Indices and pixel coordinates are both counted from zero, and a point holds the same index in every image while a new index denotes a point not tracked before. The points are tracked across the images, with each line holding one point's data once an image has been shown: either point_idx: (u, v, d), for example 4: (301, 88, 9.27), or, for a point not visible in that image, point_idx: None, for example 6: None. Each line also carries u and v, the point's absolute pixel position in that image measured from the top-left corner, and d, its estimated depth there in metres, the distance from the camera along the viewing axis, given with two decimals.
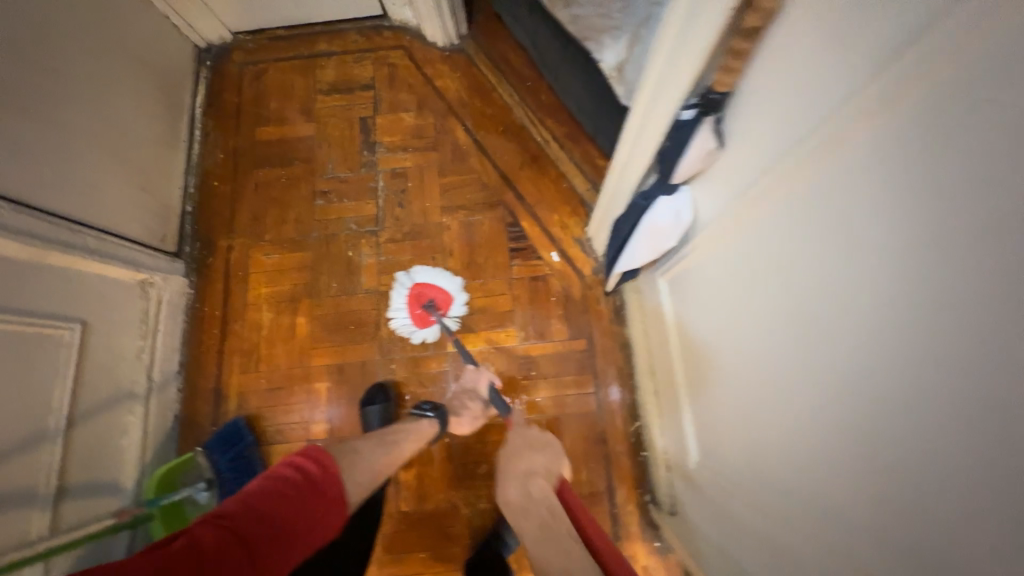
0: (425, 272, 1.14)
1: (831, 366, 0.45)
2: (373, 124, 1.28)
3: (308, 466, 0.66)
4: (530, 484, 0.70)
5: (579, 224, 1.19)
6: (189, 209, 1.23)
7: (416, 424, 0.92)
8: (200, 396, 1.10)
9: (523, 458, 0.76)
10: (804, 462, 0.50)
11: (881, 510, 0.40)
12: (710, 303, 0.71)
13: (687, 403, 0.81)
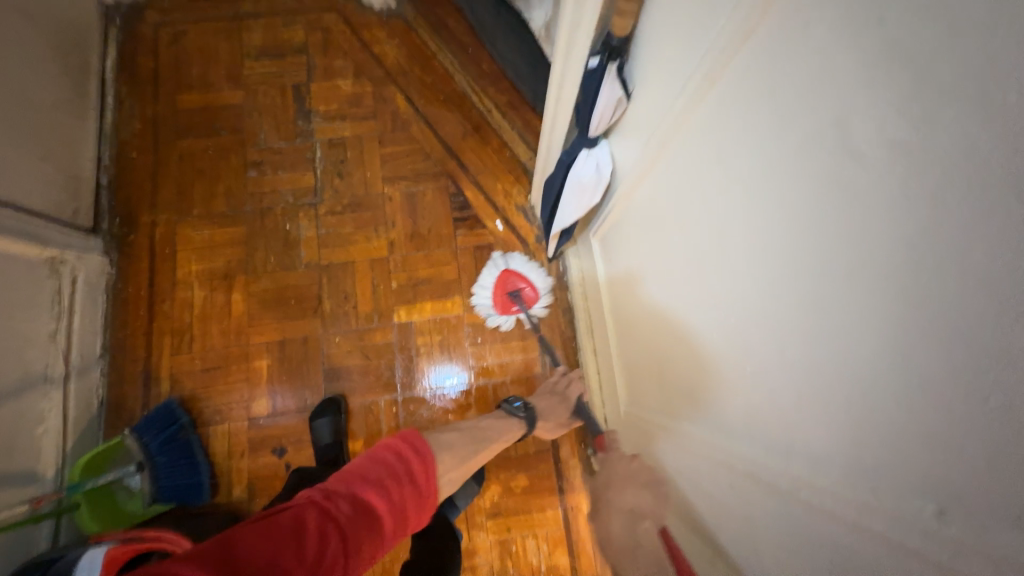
0: (524, 261, 1.12)
1: (716, 299, 0.50)
2: (308, 92, 1.23)
3: (405, 457, 0.62)
4: (640, 524, 0.61)
5: (523, 192, 1.20)
6: (104, 183, 1.14)
7: (506, 423, 0.89)
8: (127, 379, 1.04)
9: (629, 487, 0.65)
10: (703, 390, 0.56)
11: (755, 420, 0.45)
12: (631, 255, 0.75)
13: (619, 354, 0.86)
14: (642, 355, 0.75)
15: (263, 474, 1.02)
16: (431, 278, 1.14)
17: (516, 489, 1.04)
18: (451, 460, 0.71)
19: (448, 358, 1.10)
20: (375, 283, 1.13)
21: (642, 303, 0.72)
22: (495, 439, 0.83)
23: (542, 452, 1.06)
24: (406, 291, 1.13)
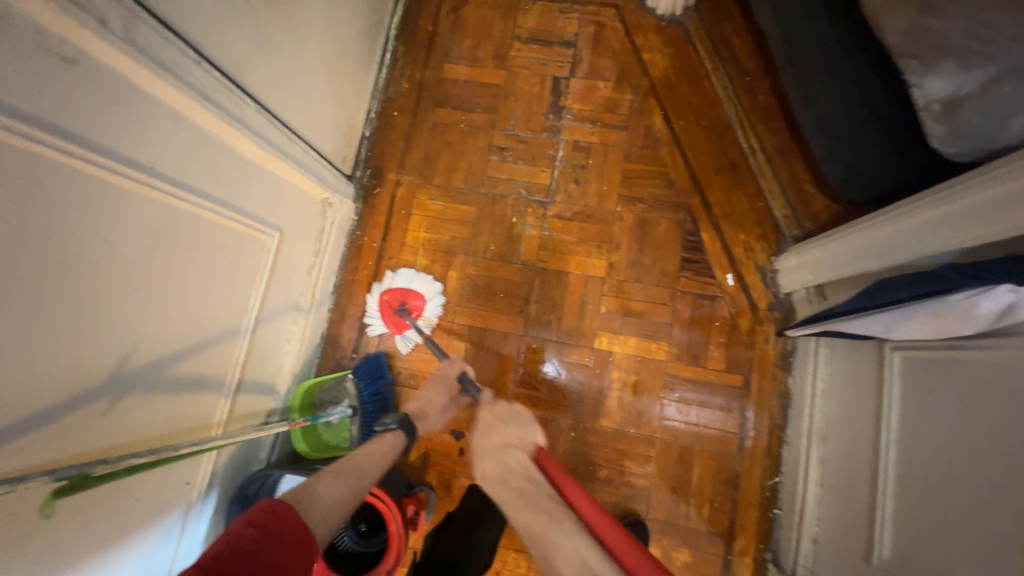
0: (398, 277, 1.12)
1: None
2: (566, 86, 1.19)
3: (263, 524, 0.52)
4: (508, 456, 0.68)
5: (766, 250, 1.07)
6: (366, 134, 1.21)
7: (376, 442, 0.76)
8: (347, 321, 1.13)
9: (495, 431, 0.73)
10: None
11: None
12: (970, 415, 0.61)
13: (879, 494, 0.74)
14: (922, 531, 0.65)
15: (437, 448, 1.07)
16: (642, 314, 1.08)
17: (675, 560, 0.98)
18: (321, 502, 0.61)
19: (637, 401, 1.04)
20: (585, 301, 1.09)
21: (960, 484, 0.60)
22: (372, 465, 0.71)
23: (715, 534, 0.98)
24: (613, 318, 1.08)
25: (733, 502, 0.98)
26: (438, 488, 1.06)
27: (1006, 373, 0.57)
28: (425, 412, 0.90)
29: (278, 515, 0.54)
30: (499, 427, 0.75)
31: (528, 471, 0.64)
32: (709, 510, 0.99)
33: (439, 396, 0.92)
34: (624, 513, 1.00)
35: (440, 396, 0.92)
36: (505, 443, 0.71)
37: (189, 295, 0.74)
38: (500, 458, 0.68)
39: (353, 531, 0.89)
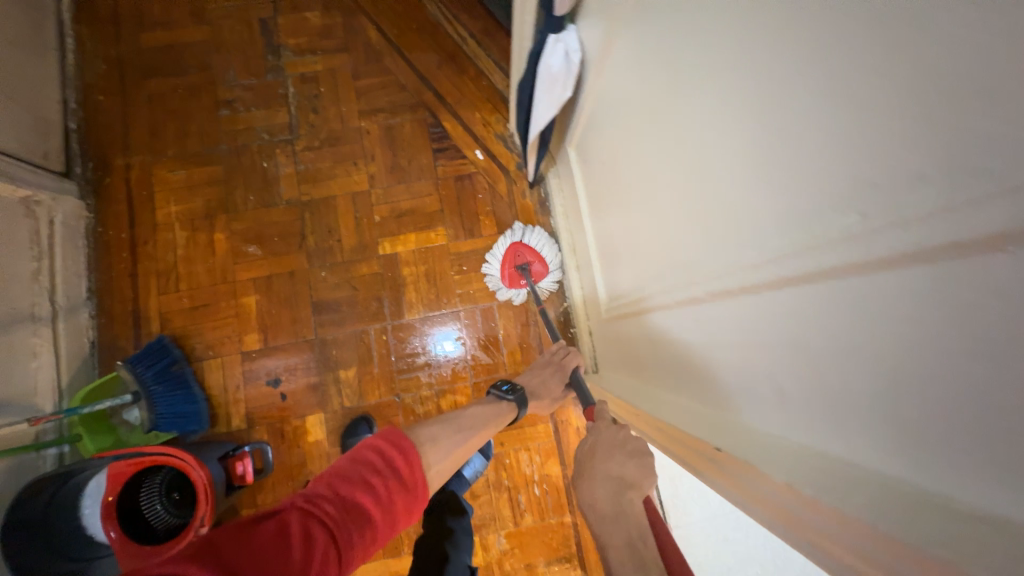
0: (533, 234, 1.09)
1: (696, 237, 0.50)
2: (275, 26, 1.19)
3: (396, 456, 0.55)
4: (628, 497, 0.57)
5: (501, 121, 1.19)
6: (73, 126, 1.11)
7: (497, 409, 0.84)
8: (116, 319, 1.05)
9: (613, 456, 0.63)
10: (681, 324, 0.57)
11: (741, 366, 0.46)
12: (613, 188, 0.74)
13: (605, 278, 0.87)
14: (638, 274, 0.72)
15: (260, 406, 1.05)
16: (414, 210, 1.14)
17: None
18: (441, 450, 0.68)
19: (434, 285, 1.11)
20: (358, 217, 1.13)
21: (626, 248, 0.74)
22: (480, 427, 0.80)
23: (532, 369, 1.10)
24: (390, 222, 1.13)
25: (538, 339, 1.10)
26: (274, 441, 1.04)
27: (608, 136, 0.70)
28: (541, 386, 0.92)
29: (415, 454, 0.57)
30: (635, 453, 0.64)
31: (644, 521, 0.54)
32: (520, 353, 1.10)
33: (555, 380, 0.94)
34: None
35: (555, 377, 0.92)
36: (623, 474, 0.60)
37: None
38: (615, 489, 0.58)
39: (165, 502, 0.85)
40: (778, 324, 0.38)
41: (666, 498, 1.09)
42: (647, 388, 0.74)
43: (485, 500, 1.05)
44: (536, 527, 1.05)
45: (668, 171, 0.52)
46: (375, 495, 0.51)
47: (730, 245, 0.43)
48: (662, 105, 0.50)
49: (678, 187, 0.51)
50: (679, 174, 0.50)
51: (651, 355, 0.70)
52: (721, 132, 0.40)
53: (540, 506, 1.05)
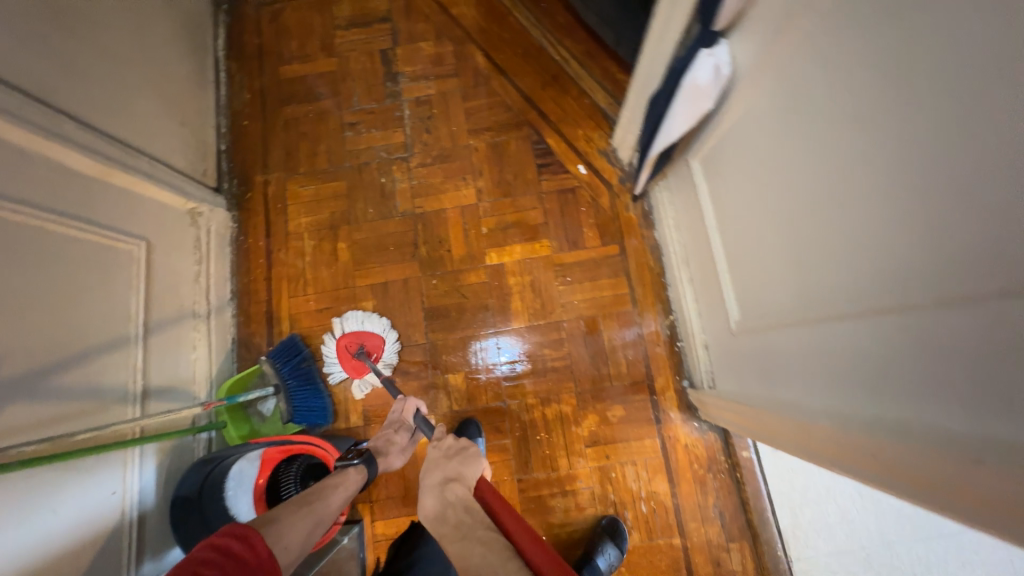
0: (349, 321, 1.13)
1: (874, 245, 0.49)
2: (393, 55, 1.30)
3: (234, 545, 0.58)
4: (449, 491, 0.65)
5: (604, 137, 1.22)
6: (222, 148, 1.26)
7: (341, 479, 0.78)
8: (254, 319, 1.16)
9: (436, 467, 0.71)
10: (839, 334, 0.56)
11: (928, 376, 0.44)
12: (745, 197, 0.74)
13: (728, 288, 0.85)
14: (750, 291, 0.78)
15: (375, 405, 1.11)
16: (519, 222, 1.18)
17: (613, 418, 1.07)
18: (290, 527, 0.66)
19: (538, 294, 1.14)
20: (466, 229, 1.19)
21: (759, 256, 0.73)
22: (339, 499, 0.75)
23: (637, 382, 1.08)
24: (495, 234, 1.18)
25: (644, 351, 1.09)
26: None
27: (747, 145, 0.70)
28: (388, 450, 0.89)
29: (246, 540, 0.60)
30: (440, 464, 0.72)
31: (468, 503, 0.62)
32: (624, 365, 1.09)
33: (401, 434, 0.91)
34: (576, 440, 1.06)
35: (399, 434, 0.91)
36: (445, 477, 0.69)
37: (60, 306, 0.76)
38: (442, 492, 0.65)
39: (301, 488, 0.92)
40: (991, 329, 0.37)
41: (787, 528, 1.00)
42: (784, 402, 0.71)
43: (591, 514, 1.03)
44: (644, 547, 1.01)
45: (841, 178, 0.52)
46: None
47: (932, 251, 0.42)
48: (843, 113, 0.50)
49: (854, 193, 0.50)
50: (829, 212, 0.55)
51: (793, 367, 0.68)
52: (936, 134, 0.40)
53: (647, 525, 1.02)
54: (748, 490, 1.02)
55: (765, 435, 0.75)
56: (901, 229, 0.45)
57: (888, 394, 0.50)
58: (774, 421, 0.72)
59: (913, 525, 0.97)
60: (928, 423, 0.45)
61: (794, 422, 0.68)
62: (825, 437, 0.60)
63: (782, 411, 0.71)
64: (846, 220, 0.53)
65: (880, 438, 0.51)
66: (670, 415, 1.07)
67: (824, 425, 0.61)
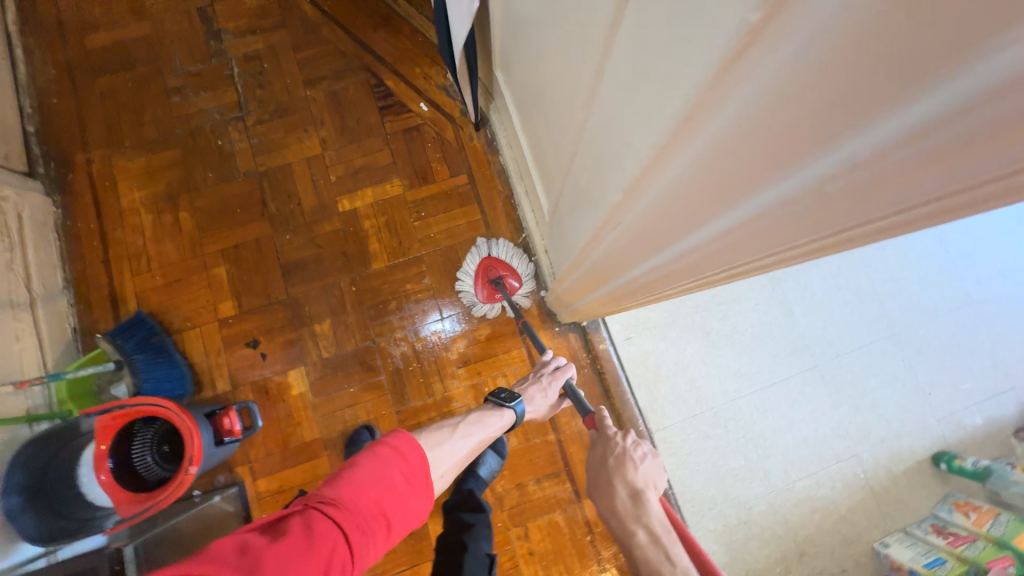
0: (497, 248, 1.13)
1: (567, 74, 0.54)
2: (213, 13, 1.24)
3: (403, 457, 0.65)
4: (641, 498, 0.72)
5: (441, 72, 1.23)
6: (31, 130, 1.16)
7: (490, 416, 0.87)
8: (94, 304, 1.09)
9: (631, 466, 0.76)
10: (575, 165, 0.62)
11: (604, 170, 0.50)
12: (527, 76, 0.79)
13: (538, 176, 0.91)
14: (547, 166, 0.84)
15: (242, 369, 1.09)
16: (368, 166, 1.18)
17: (480, 337, 1.12)
18: (445, 456, 0.78)
19: (396, 233, 1.15)
20: (315, 179, 1.17)
21: (544, 132, 0.79)
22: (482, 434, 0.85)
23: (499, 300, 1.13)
24: (346, 182, 1.17)
25: None
26: (260, 398, 1.08)
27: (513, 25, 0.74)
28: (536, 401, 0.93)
29: (410, 452, 0.66)
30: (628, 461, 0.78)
31: (664, 520, 0.69)
32: None
33: (550, 391, 0.95)
34: (450, 363, 1.10)
35: (548, 390, 0.96)
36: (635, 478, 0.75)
37: None
38: (634, 499, 0.73)
39: (155, 453, 0.89)
40: (609, 94, 0.42)
41: (646, 405, 1.10)
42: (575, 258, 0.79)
43: None
44: (523, 448, 1.08)
45: (543, 19, 0.56)
46: (380, 495, 0.59)
47: (580, 58, 0.48)
48: None
49: (551, 28, 0.55)
50: (552, 64, 0.60)
51: (571, 220, 0.75)
52: None
53: (524, 428, 1.09)
54: (608, 377, 1.11)
55: (587, 293, 0.83)
56: (571, 52, 0.50)
57: (592, 199, 0.58)
58: (580, 276, 0.80)
59: (751, 382, 1.11)
60: (608, 212, 0.52)
61: (578, 264, 0.77)
62: (598, 266, 0.69)
63: (572, 263, 0.80)
64: (556, 60, 0.58)
65: (605, 242, 0.59)
66: (533, 325, 1.13)
67: (586, 255, 0.70)
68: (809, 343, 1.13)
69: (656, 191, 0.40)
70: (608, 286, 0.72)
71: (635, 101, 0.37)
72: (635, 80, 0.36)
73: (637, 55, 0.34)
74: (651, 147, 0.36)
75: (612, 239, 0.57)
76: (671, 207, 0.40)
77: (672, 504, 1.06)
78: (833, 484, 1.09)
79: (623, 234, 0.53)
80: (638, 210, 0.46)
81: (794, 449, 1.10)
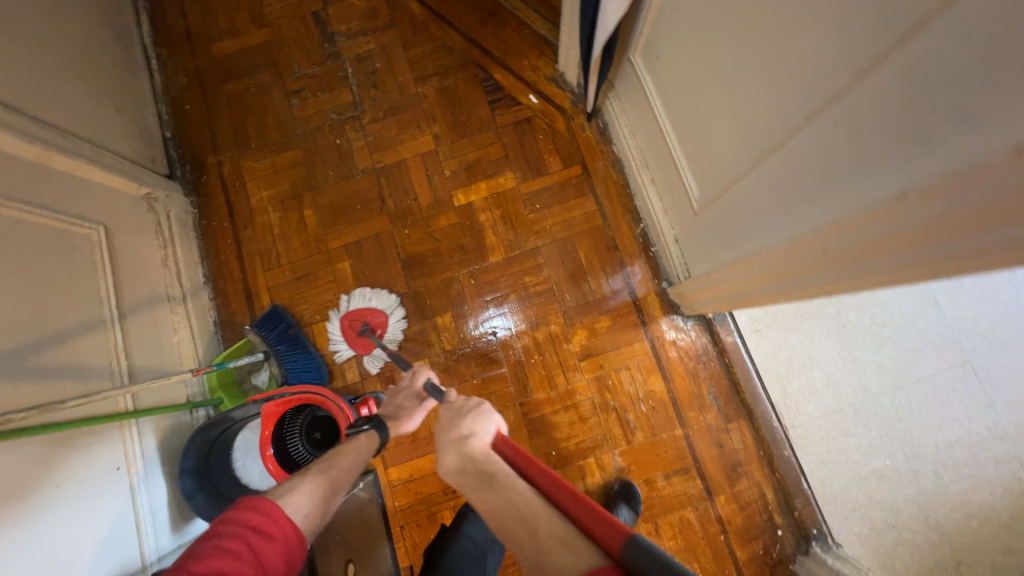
0: (353, 299, 1.11)
1: (796, 61, 0.53)
2: (327, 16, 1.28)
3: (248, 519, 0.60)
4: (467, 445, 0.68)
5: (549, 63, 1.22)
6: (168, 135, 1.23)
7: (353, 444, 0.79)
8: (231, 298, 1.15)
9: (454, 424, 0.73)
10: (776, 160, 0.60)
11: (851, 165, 0.49)
12: (688, 66, 0.76)
13: (685, 167, 0.88)
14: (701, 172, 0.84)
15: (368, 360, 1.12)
16: (481, 160, 1.19)
17: (600, 329, 1.10)
18: (308, 493, 0.67)
19: (510, 226, 1.15)
20: (429, 174, 1.19)
21: (704, 122, 0.77)
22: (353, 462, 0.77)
23: (619, 291, 1.11)
24: (459, 175, 1.19)
25: (620, 261, 1.12)
26: (386, 389, 1.10)
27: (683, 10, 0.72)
28: (397, 413, 0.92)
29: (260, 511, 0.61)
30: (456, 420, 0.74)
31: (487, 457, 0.64)
32: (603, 277, 1.12)
33: (409, 400, 0.93)
34: (570, 356, 1.09)
35: (409, 401, 0.94)
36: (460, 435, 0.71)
37: (34, 293, 0.75)
38: (462, 448, 0.68)
39: (308, 440, 0.91)
40: (902, 85, 0.41)
41: (778, 400, 1.05)
42: (739, 254, 0.77)
43: (595, 422, 1.06)
44: (649, 443, 1.06)
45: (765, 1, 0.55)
46: (236, 559, 0.55)
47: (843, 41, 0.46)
48: None
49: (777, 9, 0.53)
50: (759, 62, 0.59)
51: (740, 216, 0.73)
52: None
53: (648, 422, 1.06)
54: (737, 370, 1.06)
55: (733, 293, 0.81)
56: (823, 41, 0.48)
57: (798, 212, 0.60)
58: (733, 274, 0.78)
59: (894, 377, 1.05)
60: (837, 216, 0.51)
61: (732, 272, 0.79)
62: (768, 269, 0.68)
63: (733, 262, 0.78)
64: (770, 46, 0.56)
65: (792, 256, 0.61)
66: (654, 316, 1.10)
67: (751, 264, 0.72)
68: (959, 335, 1.05)
69: (941, 199, 0.39)
70: (764, 298, 0.74)
71: (957, 115, 0.37)
72: (969, 82, 0.35)
73: (978, 76, 0.35)
74: (955, 172, 0.37)
75: (805, 254, 0.59)
76: (951, 220, 0.39)
77: (811, 504, 1.01)
78: (991, 488, 1.01)
79: (827, 250, 0.54)
80: (871, 230, 0.47)
81: (946, 449, 1.02)
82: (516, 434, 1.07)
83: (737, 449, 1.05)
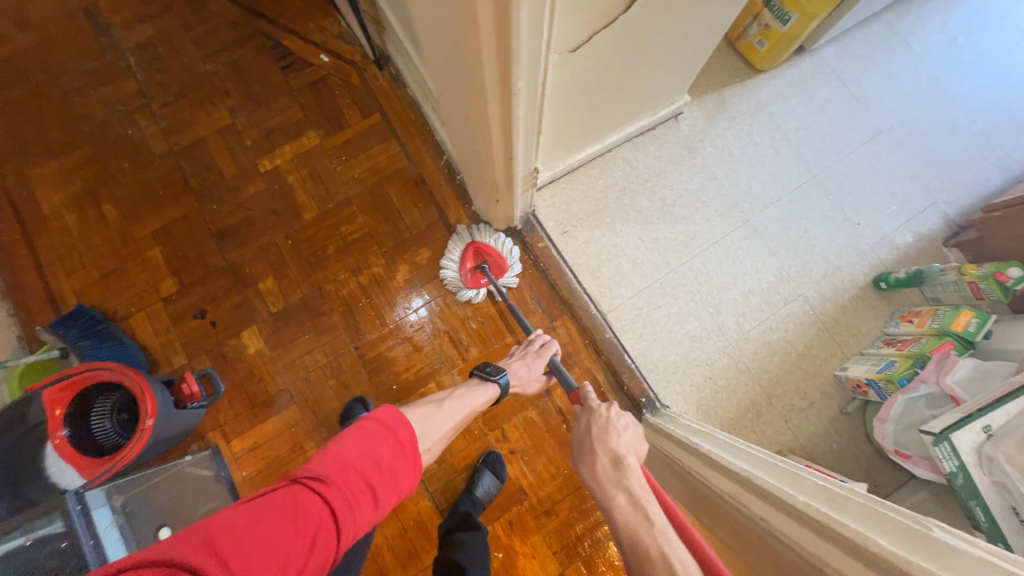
0: (485, 233, 1.11)
1: None
2: (98, 9, 1.24)
3: (385, 433, 0.61)
4: (623, 463, 0.64)
5: (335, 22, 1.25)
6: None
7: (479, 391, 0.85)
8: (34, 309, 1.09)
9: (614, 430, 0.70)
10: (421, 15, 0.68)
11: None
12: None
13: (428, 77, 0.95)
14: None
15: (193, 341, 1.09)
16: (281, 124, 1.20)
17: (422, 262, 1.14)
18: (433, 428, 0.76)
19: (320, 182, 1.17)
20: (230, 146, 1.18)
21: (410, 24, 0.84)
22: (469, 409, 0.83)
23: (435, 223, 1.15)
24: (261, 143, 1.19)
25: (431, 194, 1.17)
26: (216, 364, 1.09)
27: None
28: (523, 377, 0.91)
29: (387, 427, 0.62)
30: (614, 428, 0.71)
31: (641, 485, 0.60)
32: (417, 213, 1.15)
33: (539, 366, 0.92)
34: (398, 290, 1.12)
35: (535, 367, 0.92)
36: (615, 446, 0.67)
37: None
38: (618, 458, 0.65)
39: (114, 423, 0.90)
40: None
41: (593, 291, 1.13)
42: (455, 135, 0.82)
43: (430, 349, 1.10)
44: (484, 356, 1.10)
45: None
46: (367, 465, 0.57)
47: None
48: None
49: None
50: None
51: None
52: None
53: (481, 337, 1.11)
54: (552, 271, 1.13)
55: (476, 177, 0.85)
56: None
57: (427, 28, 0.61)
58: (461, 154, 0.83)
59: (689, 247, 1.15)
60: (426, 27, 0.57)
61: (458, 128, 0.73)
62: (455, 126, 0.72)
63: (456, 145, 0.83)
64: None
65: (444, 54, 0.55)
66: None
67: (451, 101, 0.66)
68: (737, 201, 1.17)
69: None
70: (479, 138, 0.67)
71: None
72: None
73: None
74: None
75: (435, 34, 0.54)
76: None
77: (637, 376, 1.09)
78: (785, 325, 1.13)
79: (442, 68, 0.60)
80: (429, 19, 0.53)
81: (741, 300, 1.13)
82: (355, 377, 1.08)
83: (565, 342, 1.11)
